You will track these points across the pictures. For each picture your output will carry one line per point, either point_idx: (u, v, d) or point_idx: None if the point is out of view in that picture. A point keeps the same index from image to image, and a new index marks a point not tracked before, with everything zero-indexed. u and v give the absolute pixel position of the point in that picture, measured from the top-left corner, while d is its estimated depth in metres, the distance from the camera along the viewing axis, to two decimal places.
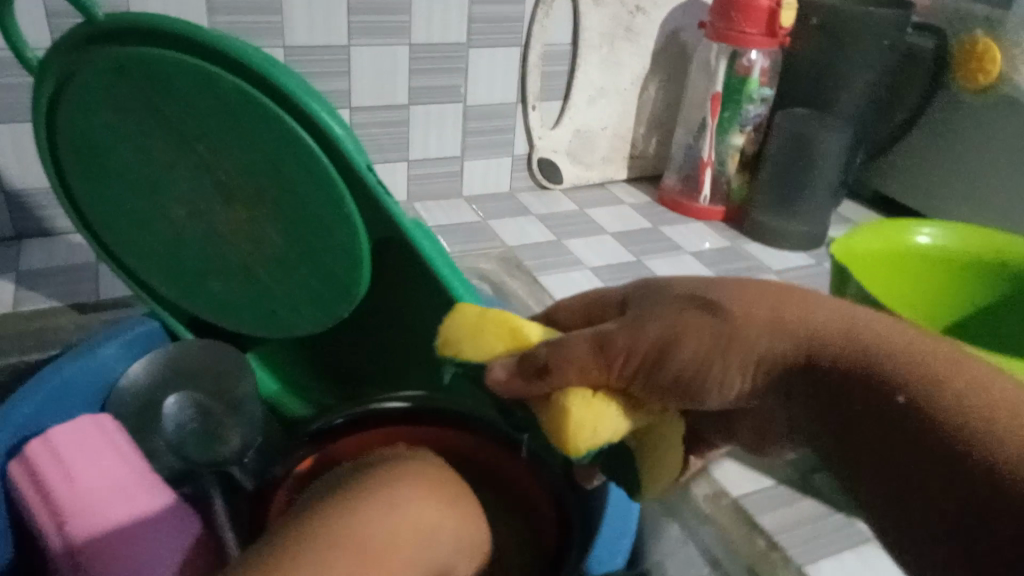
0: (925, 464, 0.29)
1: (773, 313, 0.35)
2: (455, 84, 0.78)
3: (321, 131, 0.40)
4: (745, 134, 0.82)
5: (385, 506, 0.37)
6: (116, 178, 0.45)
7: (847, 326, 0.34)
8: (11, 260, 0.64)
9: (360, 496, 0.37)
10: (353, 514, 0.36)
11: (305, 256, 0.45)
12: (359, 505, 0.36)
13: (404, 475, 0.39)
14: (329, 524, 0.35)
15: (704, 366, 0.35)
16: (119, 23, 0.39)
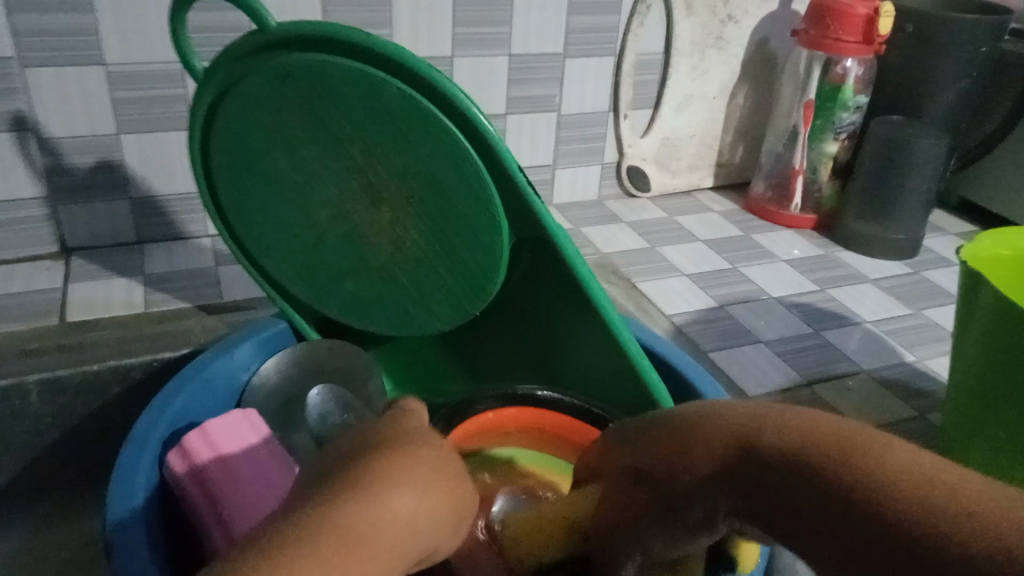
0: (874, 560, 0.23)
1: (660, 459, 0.33)
2: (550, 94, 0.80)
3: (474, 132, 0.43)
4: (839, 141, 0.82)
5: (380, 514, 0.29)
6: (268, 178, 0.49)
7: (790, 425, 0.28)
8: (138, 264, 0.70)
9: (352, 504, 0.29)
10: (349, 524, 0.28)
11: (445, 253, 0.48)
12: (356, 511, 0.29)
13: (403, 463, 0.32)
14: (316, 533, 0.28)
15: (652, 530, 0.34)
16: (290, 32, 0.44)
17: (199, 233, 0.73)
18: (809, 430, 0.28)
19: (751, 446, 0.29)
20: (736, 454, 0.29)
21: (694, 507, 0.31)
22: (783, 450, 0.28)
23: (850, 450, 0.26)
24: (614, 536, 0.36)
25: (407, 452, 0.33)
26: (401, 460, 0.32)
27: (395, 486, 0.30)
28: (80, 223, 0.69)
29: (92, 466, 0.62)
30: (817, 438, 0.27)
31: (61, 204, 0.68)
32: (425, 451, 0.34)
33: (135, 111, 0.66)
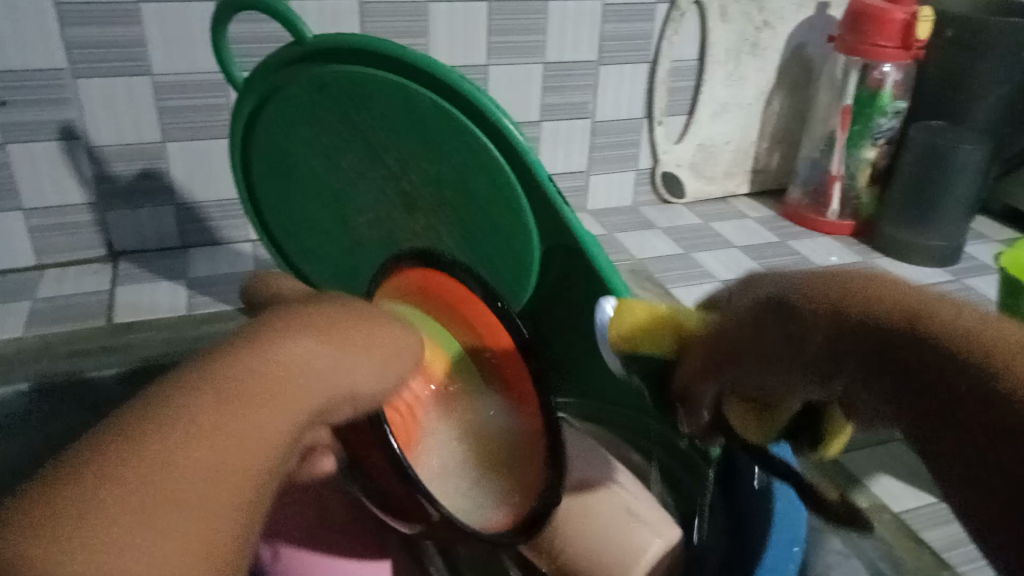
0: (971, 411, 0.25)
1: (825, 291, 0.30)
2: (584, 101, 0.80)
3: (502, 138, 0.44)
4: (877, 147, 0.81)
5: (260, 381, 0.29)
6: (314, 181, 0.53)
7: (887, 293, 0.29)
8: (182, 268, 0.72)
9: (225, 371, 0.29)
10: (227, 380, 0.29)
11: (477, 258, 0.50)
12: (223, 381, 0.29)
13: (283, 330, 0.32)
14: (201, 380, 0.29)
15: (755, 368, 0.32)
16: (329, 46, 0.47)
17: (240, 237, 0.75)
18: (900, 298, 0.28)
19: (843, 311, 0.29)
20: (840, 317, 0.29)
21: (822, 333, 0.30)
22: (886, 317, 0.28)
23: (923, 315, 0.27)
24: (709, 372, 0.34)
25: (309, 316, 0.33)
26: (283, 326, 0.32)
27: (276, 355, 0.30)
28: (128, 227, 0.71)
29: None
30: (913, 309, 0.28)
31: (110, 210, 0.70)
32: (330, 309, 0.34)
33: (180, 120, 0.68)
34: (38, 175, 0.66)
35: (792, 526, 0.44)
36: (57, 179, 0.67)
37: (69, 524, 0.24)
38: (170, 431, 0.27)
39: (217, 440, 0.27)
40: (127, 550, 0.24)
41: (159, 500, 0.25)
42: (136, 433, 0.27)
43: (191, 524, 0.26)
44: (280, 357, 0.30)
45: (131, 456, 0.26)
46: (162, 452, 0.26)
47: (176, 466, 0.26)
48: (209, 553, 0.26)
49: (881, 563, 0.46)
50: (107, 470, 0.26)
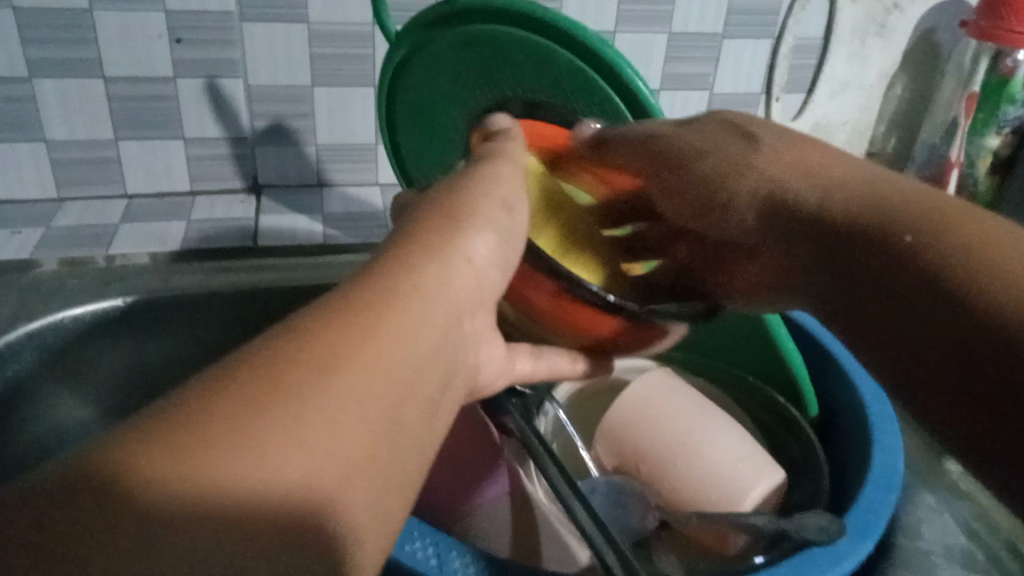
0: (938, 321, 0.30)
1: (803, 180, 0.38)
2: (704, 73, 0.82)
3: (634, 96, 0.47)
4: (1002, 135, 0.80)
5: (398, 314, 0.28)
6: (449, 130, 0.57)
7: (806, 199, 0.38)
8: (318, 204, 0.78)
9: (377, 306, 0.28)
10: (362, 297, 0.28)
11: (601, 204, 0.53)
12: (365, 318, 0.27)
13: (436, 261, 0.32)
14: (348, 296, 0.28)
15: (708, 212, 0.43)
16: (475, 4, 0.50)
17: (372, 180, 0.81)
18: (919, 197, 0.34)
19: (921, 215, 0.33)
20: (847, 211, 0.36)
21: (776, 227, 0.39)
22: (919, 233, 0.32)
23: (949, 228, 0.32)
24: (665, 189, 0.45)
25: (453, 246, 0.33)
26: (439, 251, 0.32)
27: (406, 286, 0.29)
28: (271, 163, 0.78)
29: None
30: (941, 208, 0.33)
31: (258, 146, 0.77)
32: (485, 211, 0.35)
33: (328, 66, 0.74)
34: (199, 108, 0.73)
35: (888, 474, 0.46)
36: (216, 113, 0.74)
37: (192, 452, 0.22)
38: (328, 368, 0.25)
39: (370, 380, 0.26)
40: (270, 483, 0.22)
41: (301, 428, 0.23)
42: (284, 367, 0.25)
43: (344, 463, 0.24)
44: (438, 298, 0.30)
45: (264, 393, 0.24)
46: (301, 408, 0.24)
47: (319, 403, 0.24)
48: (366, 489, 0.25)
49: (973, 523, 0.47)
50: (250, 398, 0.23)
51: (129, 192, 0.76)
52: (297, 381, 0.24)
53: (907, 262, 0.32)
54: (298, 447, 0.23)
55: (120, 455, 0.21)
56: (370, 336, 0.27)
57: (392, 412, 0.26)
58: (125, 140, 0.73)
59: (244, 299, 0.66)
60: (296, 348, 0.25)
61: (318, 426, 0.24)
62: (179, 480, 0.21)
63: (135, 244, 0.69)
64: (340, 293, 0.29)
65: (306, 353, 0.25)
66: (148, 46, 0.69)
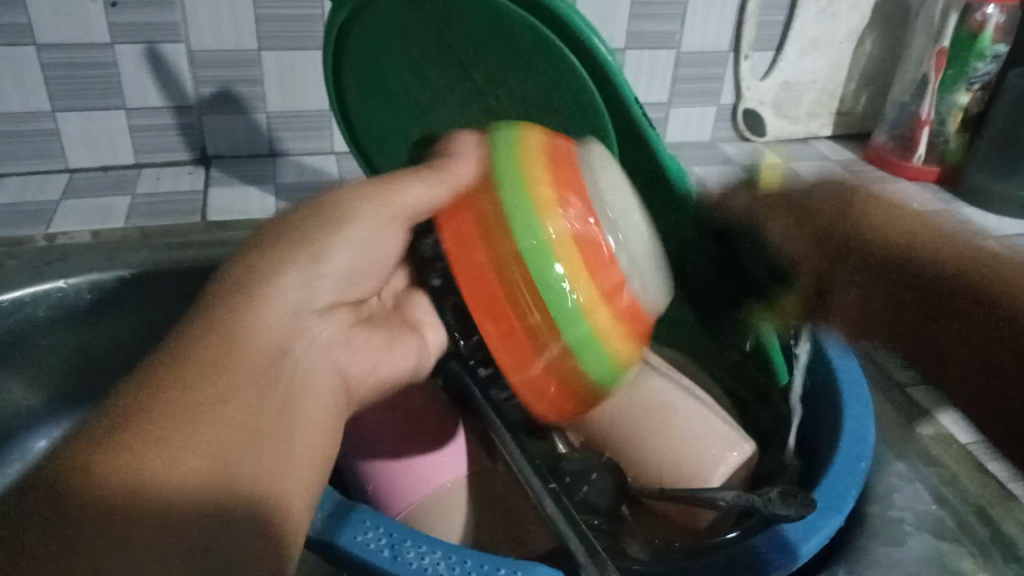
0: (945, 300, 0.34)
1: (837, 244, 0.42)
2: (671, 31, 0.80)
3: (593, 57, 0.45)
4: (971, 93, 0.79)
5: (219, 358, 0.34)
6: (402, 98, 0.55)
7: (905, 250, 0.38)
8: (270, 175, 0.75)
9: (203, 346, 0.34)
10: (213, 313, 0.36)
11: None
12: (193, 364, 0.34)
13: (264, 282, 0.38)
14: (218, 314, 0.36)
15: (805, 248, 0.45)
16: None
17: (326, 148, 0.78)
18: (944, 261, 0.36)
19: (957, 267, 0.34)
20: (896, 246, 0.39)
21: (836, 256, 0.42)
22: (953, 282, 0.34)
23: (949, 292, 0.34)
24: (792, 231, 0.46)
25: (262, 288, 0.38)
26: (254, 293, 0.37)
27: (223, 316, 0.36)
28: (219, 133, 0.74)
29: None
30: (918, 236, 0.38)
31: (205, 114, 0.73)
32: (314, 242, 0.41)
33: (276, 28, 0.70)
34: (140, 76, 0.69)
35: (859, 444, 0.45)
36: (159, 81, 0.70)
37: (118, 455, 0.30)
38: (183, 361, 0.34)
39: (222, 411, 0.33)
40: (162, 496, 0.30)
41: (196, 437, 0.31)
42: (169, 364, 0.33)
43: (204, 480, 0.31)
44: (253, 337, 0.36)
45: (131, 435, 0.30)
46: (170, 414, 0.32)
47: (206, 417, 0.32)
48: (236, 469, 0.32)
49: (943, 487, 0.47)
50: (139, 425, 0.31)
51: (71, 166, 0.72)
52: (187, 385, 0.33)
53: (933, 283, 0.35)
54: (173, 463, 0.30)
55: (64, 487, 0.29)
56: (199, 374, 0.33)
57: (248, 422, 0.34)
58: (63, 112, 0.69)
59: (194, 276, 0.63)
60: (159, 401, 0.32)
61: (171, 453, 0.30)
62: (115, 493, 0.29)
63: (77, 221, 0.66)
64: (170, 349, 0.34)
65: (154, 407, 0.32)
66: (81, 10, 0.65)
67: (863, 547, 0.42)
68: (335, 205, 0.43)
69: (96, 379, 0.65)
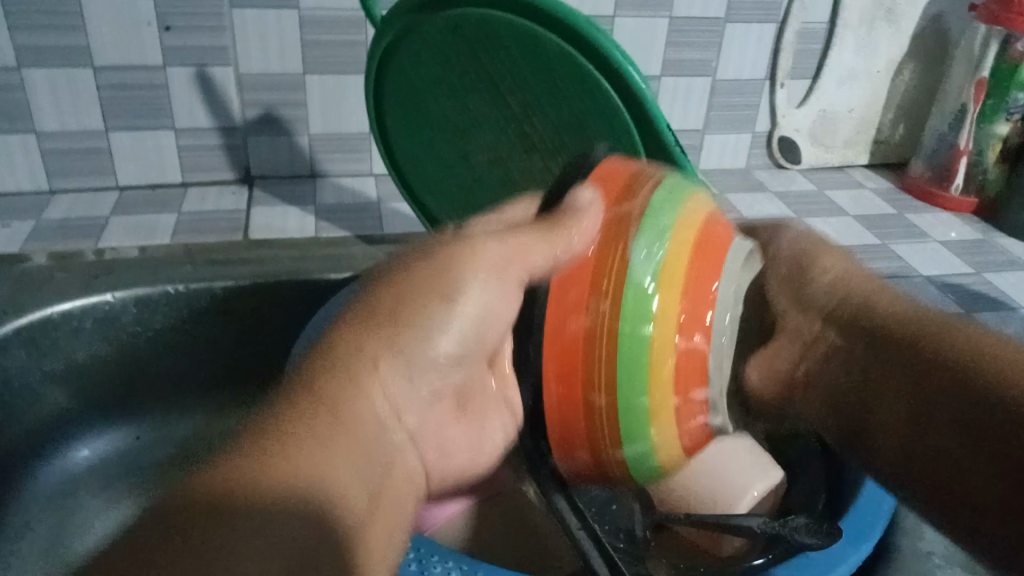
0: (958, 412, 0.38)
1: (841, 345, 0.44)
2: (707, 60, 0.80)
3: (628, 86, 0.46)
4: (1011, 122, 0.78)
5: (331, 419, 0.34)
6: (438, 122, 0.56)
7: (855, 309, 0.44)
8: (310, 196, 0.76)
9: (325, 380, 0.36)
10: (328, 356, 0.37)
11: None
12: (310, 399, 0.35)
13: (367, 360, 0.38)
14: (337, 355, 0.37)
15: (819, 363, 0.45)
16: None
17: (366, 171, 0.79)
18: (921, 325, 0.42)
19: (952, 361, 0.39)
20: (926, 359, 0.40)
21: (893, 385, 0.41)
22: (975, 378, 0.38)
23: (969, 358, 0.39)
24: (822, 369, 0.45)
25: (387, 348, 0.38)
26: (371, 346, 0.38)
27: (329, 380, 0.36)
28: (263, 154, 0.77)
29: (258, 372, 0.69)
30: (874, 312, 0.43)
31: (250, 136, 0.75)
32: (433, 303, 0.40)
33: (321, 54, 0.72)
34: (191, 98, 0.72)
35: None
36: (208, 103, 0.73)
37: (245, 467, 0.31)
38: (305, 393, 0.35)
39: (335, 446, 0.34)
40: (279, 514, 0.30)
41: (317, 458, 0.32)
42: (292, 399, 0.35)
43: (325, 510, 0.31)
44: (363, 402, 0.36)
45: (269, 446, 0.32)
46: (298, 437, 0.33)
47: (321, 448, 0.33)
48: (350, 508, 0.33)
49: None
50: (282, 445, 0.32)
51: (121, 183, 0.75)
52: (307, 419, 0.34)
53: (930, 362, 0.40)
54: (315, 472, 0.32)
55: (188, 493, 0.30)
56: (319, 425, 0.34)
57: (358, 455, 0.35)
58: (116, 131, 0.72)
59: (236, 292, 0.65)
60: (277, 428, 0.33)
61: (299, 468, 0.31)
62: (222, 495, 0.29)
63: (126, 237, 0.68)
64: (296, 380, 0.36)
65: (273, 444, 0.32)
66: (138, 35, 0.68)
67: None
68: (442, 269, 0.40)
69: (136, 388, 0.67)
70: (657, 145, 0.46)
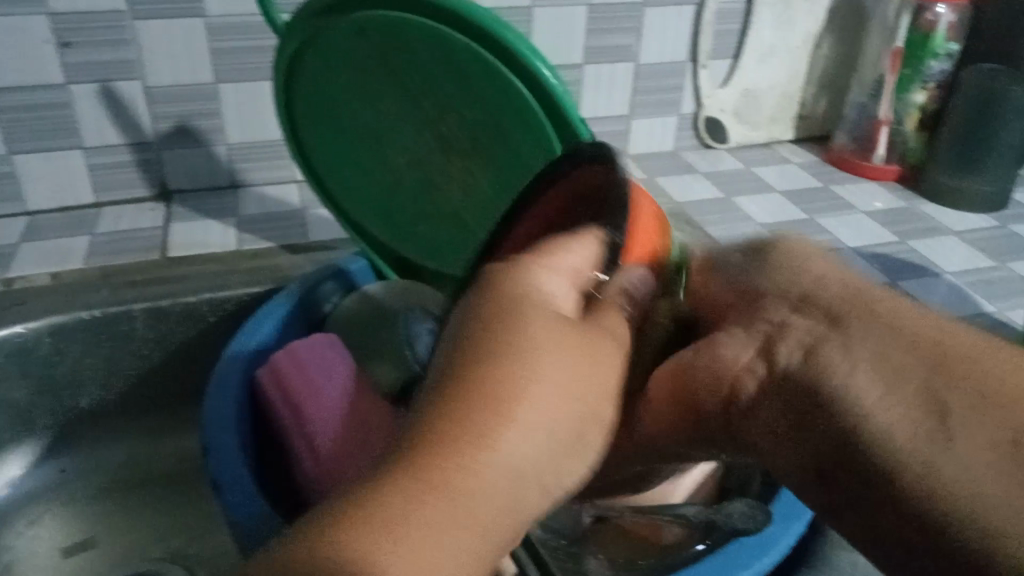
0: (881, 429, 0.28)
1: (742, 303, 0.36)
2: (628, 45, 0.80)
3: (537, 81, 0.45)
4: (927, 90, 0.79)
5: (432, 495, 0.24)
6: (352, 128, 0.55)
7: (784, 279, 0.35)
8: (232, 207, 0.74)
9: (454, 433, 0.26)
10: (465, 391, 0.27)
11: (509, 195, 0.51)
12: (424, 467, 0.25)
13: (504, 400, 0.27)
14: (449, 396, 0.27)
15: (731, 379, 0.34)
16: None
17: (289, 178, 0.77)
18: (930, 328, 0.30)
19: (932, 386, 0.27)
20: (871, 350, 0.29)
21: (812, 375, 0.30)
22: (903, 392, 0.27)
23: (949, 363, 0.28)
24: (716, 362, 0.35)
25: (505, 380, 0.28)
26: (506, 387, 0.27)
27: (455, 444, 0.26)
28: (179, 167, 0.74)
29: (186, 393, 0.67)
30: (858, 299, 0.32)
31: (164, 150, 0.73)
32: (538, 332, 0.30)
33: (231, 62, 0.70)
34: (97, 115, 0.69)
35: None
36: (117, 119, 0.70)
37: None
38: (405, 462, 0.25)
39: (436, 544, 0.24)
40: None
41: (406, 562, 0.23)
42: (395, 467, 0.25)
43: None
44: (495, 474, 0.26)
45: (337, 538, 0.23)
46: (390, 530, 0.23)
47: (409, 550, 0.23)
48: None
49: None
50: (351, 532, 0.23)
51: (30, 207, 0.72)
52: (396, 507, 0.24)
53: (879, 358, 0.29)
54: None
55: (302, 548, 0.23)
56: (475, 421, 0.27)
57: (469, 548, 0.25)
58: (20, 153, 0.69)
59: (157, 314, 0.62)
60: (361, 513, 0.24)
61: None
62: (328, 575, 0.22)
63: (37, 264, 0.65)
64: (419, 426, 0.26)
65: (412, 468, 0.25)
66: (35, 52, 0.65)
67: (826, 554, 0.42)
68: (518, 303, 0.31)
69: (59, 420, 0.64)
70: (571, 136, 0.46)
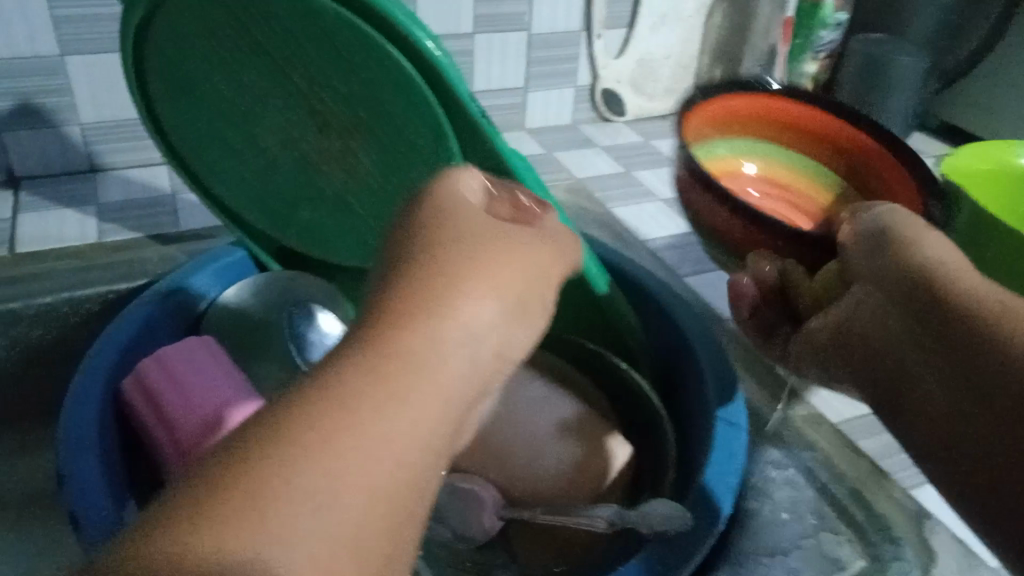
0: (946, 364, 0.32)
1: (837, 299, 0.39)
2: (520, 13, 0.76)
3: (418, 54, 0.41)
4: (817, 61, 0.80)
5: (372, 417, 0.24)
6: (217, 107, 0.49)
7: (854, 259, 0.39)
8: (92, 194, 0.67)
9: (384, 361, 0.26)
10: (400, 310, 0.27)
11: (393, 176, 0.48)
12: (358, 392, 0.25)
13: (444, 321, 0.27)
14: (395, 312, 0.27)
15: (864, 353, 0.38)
16: None
17: (157, 159, 0.70)
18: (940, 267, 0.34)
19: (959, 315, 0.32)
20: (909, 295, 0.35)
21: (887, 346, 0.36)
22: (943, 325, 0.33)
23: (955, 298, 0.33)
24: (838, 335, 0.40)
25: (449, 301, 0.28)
26: (441, 305, 0.28)
27: (388, 359, 0.26)
28: (25, 151, 0.66)
29: (49, 403, 0.61)
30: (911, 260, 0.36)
31: (6, 132, 0.64)
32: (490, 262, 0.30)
33: (77, 31, 0.62)
34: None
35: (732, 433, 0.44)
36: None
37: (213, 507, 0.22)
38: (338, 392, 0.25)
39: (359, 477, 0.23)
40: None
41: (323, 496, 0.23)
42: (329, 386, 0.25)
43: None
44: (432, 385, 0.26)
45: (254, 474, 0.22)
46: (305, 457, 0.23)
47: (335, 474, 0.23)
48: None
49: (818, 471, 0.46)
50: (274, 472, 0.22)
51: None
52: (337, 440, 0.24)
53: (921, 309, 0.34)
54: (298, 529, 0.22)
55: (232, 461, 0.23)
56: (415, 350, 0.26)
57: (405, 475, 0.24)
58: None
59: (4, 321, 0.55)
60: (276, 442, 0.23)
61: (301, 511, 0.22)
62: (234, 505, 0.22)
63: None
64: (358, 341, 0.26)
65: (357, 384, 0.25)
66: None
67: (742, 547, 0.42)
68: (466, 234, 0.30)
69: None
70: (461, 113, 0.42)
